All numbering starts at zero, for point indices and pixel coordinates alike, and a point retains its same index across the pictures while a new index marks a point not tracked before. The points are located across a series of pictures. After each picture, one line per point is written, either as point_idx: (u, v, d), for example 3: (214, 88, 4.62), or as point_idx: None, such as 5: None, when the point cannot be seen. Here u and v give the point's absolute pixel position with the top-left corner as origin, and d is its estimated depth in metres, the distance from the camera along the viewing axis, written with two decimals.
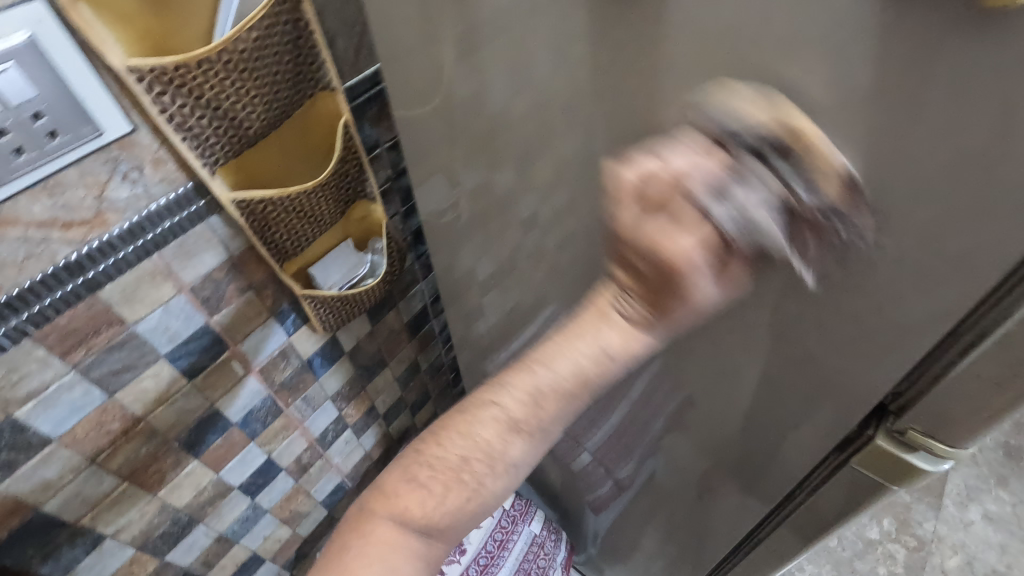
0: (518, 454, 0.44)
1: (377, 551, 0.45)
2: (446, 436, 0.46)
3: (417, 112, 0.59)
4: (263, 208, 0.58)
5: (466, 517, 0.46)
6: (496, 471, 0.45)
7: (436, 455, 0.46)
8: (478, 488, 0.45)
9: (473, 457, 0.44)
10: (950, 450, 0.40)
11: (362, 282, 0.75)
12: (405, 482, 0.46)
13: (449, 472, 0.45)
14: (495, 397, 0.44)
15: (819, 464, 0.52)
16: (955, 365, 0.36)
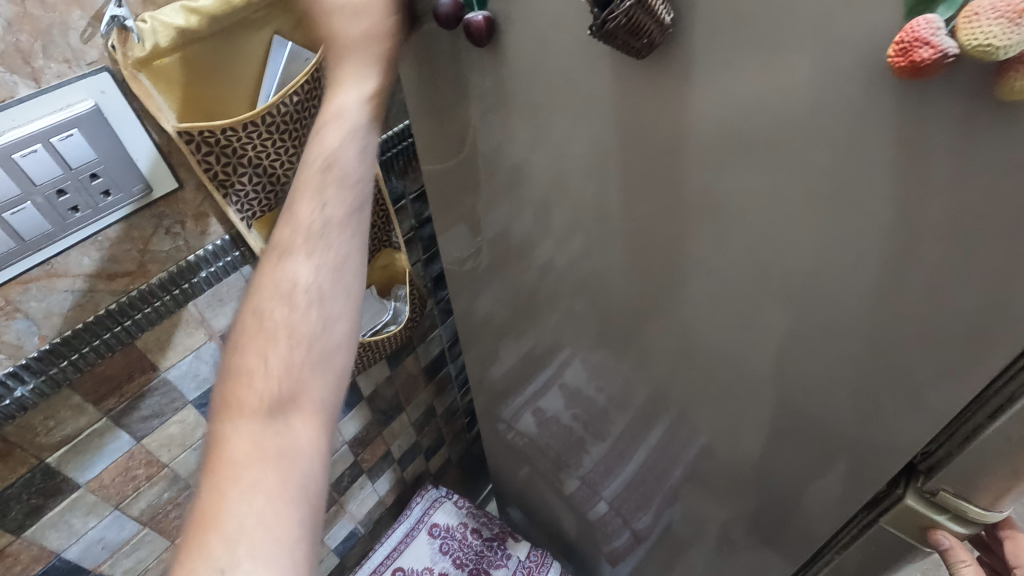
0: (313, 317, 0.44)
1: (240, 461, 0.41)
2: (250, 334, 0.44)
3: (444, 168, 0.61)
4: None
5: (315, 388, 0.44)
6: (318, 304, 0.45)
7: (258, 348, 0.44)
8: (315, 354, 0.44)
9: (274, 340, 0.44)
10: (985, 514, 0.39)
11: (384, 328, 0.76)
12: (235, 384, 0.43)
13: (256, 345, 0.44)
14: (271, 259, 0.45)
15: (848, 522, 0.51)
16: (985, 428, 0.36)
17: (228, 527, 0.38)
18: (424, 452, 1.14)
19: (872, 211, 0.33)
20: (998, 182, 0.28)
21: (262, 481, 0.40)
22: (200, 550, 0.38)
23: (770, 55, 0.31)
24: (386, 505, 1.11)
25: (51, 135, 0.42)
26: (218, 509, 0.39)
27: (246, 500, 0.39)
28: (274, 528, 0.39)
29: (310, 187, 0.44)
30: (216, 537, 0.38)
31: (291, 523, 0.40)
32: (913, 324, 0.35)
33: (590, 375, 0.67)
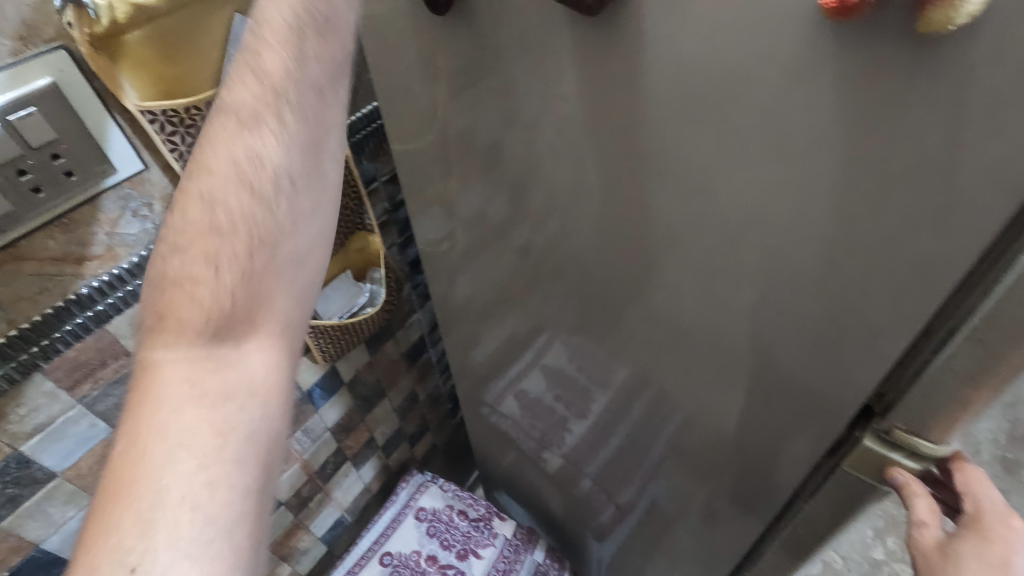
0: (271, 215, 0.44)
1: (167, 403, 0.38)
2: (188, 231, 0.42)
3: (414, 146, 0.62)
4: None
5: (267, 302, 0.44)
6: (280, 193, 0.44)
7: (198, 249, 0.42)
8: (270, 258, 0.44)
9: (226, 222, 0.42)
10: (934, 449, 0.41)
11: (361, 310, 0.76)
12: (171, 289, 0.41)
13: (206, 241, 0.42)
14: (213, 145, 0.42)
15: (814, 471, 0.53)
16: (932, 362, 0.38)
17: (144, 508, 0.34)
18: (408, 438, 1.15)
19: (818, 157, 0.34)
20: (930, 123, 0.30)
21: (194, 442, 0.37)
22: (109, 522, 0.34)
23: (716, 10, 0.33)
24: (373, 492, 1.11)
25: (9, 114, 0.42)
26: (136, 471, 0.35)
27: (174, 418, 0.37)
28: (207, 497, 0.36)
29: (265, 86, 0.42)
30: (134, 501, 0.34)
31: (221, 501, 0.36)
32: (858, 272, 0.37)
33: (567, 354, 0.68)
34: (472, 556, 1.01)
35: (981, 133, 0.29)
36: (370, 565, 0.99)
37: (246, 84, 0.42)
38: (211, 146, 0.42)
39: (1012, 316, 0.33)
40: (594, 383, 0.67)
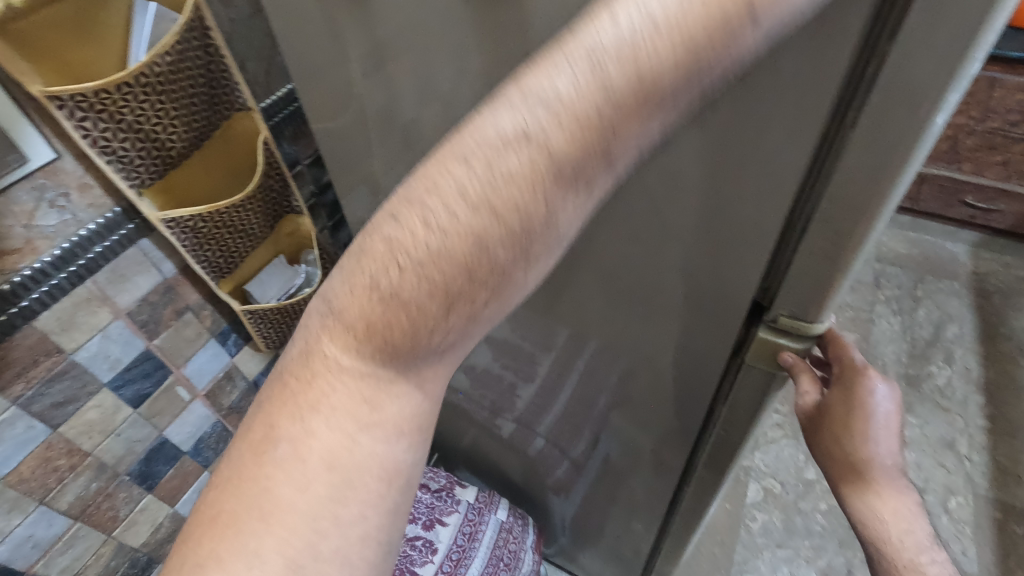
0: (540, 238, 0.32)
1: (334, 421, 0.35)
2: (406, 233, 0.32)
3: (338, 123, 0.66)
4: (193, 224, 0.61)
5: (461, 343, 0.35)
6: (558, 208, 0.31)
7: (388, 265, 0.32)
8: (472, 301, 0.32)
9: (463, 259, 0.31)
10: (811, 327, 0.48)
11: (299, 291, 0.78)
12: (359, 291, 0.33)
13: (430, 268, 0.32)
14: (490, 138, 0.30)
15: (725, 376, 0.60)
16: (796, 250, 0.44)
17: (298, 552, 0.32)
18: None
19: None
20: None
21: (356, 484, 0.34)
22: (232, 537, 0.32)
23: None
24: None
25: None
26: (281, 499, 0.33)
27: (338, 425, 0.35)
28: (358, 550, 0.33)
29: (686, 50, 0.28)
30: (273, 529, 0.32)
31: (349, 552, 0.33)
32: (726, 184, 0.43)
33: (508, 326, 0.72)
34: (438, 525, 1.02)
35: (798, 44, 0.34)
36: None
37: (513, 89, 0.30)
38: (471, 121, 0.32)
39: (847, 200, 0.39)
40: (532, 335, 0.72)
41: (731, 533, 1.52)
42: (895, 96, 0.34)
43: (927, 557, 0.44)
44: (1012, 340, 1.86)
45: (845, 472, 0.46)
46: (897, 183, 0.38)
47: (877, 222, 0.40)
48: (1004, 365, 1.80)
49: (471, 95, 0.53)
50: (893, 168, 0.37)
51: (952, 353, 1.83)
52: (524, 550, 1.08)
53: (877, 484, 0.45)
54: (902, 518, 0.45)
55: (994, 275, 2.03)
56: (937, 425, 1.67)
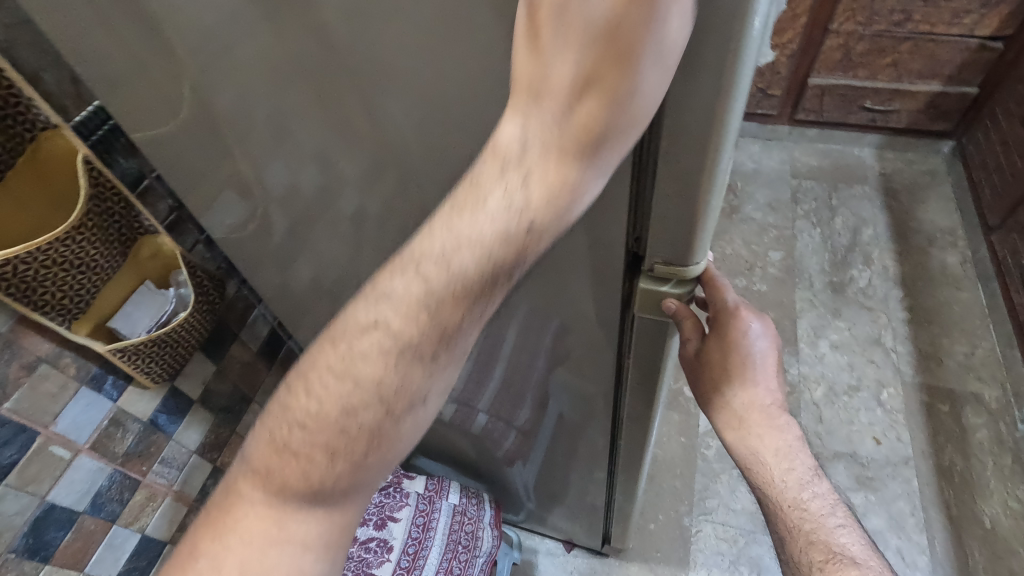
0: (414, 391, 0.36)
1: (249, 541, 0.40)
2: (309, 371, 0.38)
3: (167, 129, 0.59)
4: (13, 270, 0.53)
5: (361, 487, 0.40)
6: (426, 382, 0.36)
7: (299, 400, 0.38)
8: (361, 446, 0.37)
9: (352, 406, 0.36)
10: (688, 271, 0.47)
11: (174, 317, 0.72)
12: (277, 423, 0.39)
13: (324, 420, 0.37)
14: (356, 349, 0.36)
15: (623, 331, 0.59)
16: (652, 194, 0.42)
17: None
18: None
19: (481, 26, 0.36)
20: None
21: None
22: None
23: None
24: None
25: None
26: None
27: (247, 542, 0.40)
28: None
29: (409, 348, 0.35)
30: None
31: None
32: None
33: None
34: (391, 522, 0.98)
35: None
36: None
37: (466, 212, 0.33)
38: (358, 298, 0.37)
39: (684, 136, 0.37)
40: None
41: (689, 465, 1.56)
42: (703, 15, 0.31)
43: (808, 493, 0.45)
44: (922, 233, 1.95)
45: (728, 418, 0.46)
46: (729, 111, 0.35)
47: (721, 154, 0.37)
48: (917, 258, 1.90)
49: (290, 77, 0.47)
50: (720, 96, 0.34)
51: (870, 254, 1.91)
52: (483, 527, 1.07)
53: (756, 426, 0.45)
54: (783, 455, 0.45)
55: (899, 173, 2.12)
56: (864, 325, 1.76)
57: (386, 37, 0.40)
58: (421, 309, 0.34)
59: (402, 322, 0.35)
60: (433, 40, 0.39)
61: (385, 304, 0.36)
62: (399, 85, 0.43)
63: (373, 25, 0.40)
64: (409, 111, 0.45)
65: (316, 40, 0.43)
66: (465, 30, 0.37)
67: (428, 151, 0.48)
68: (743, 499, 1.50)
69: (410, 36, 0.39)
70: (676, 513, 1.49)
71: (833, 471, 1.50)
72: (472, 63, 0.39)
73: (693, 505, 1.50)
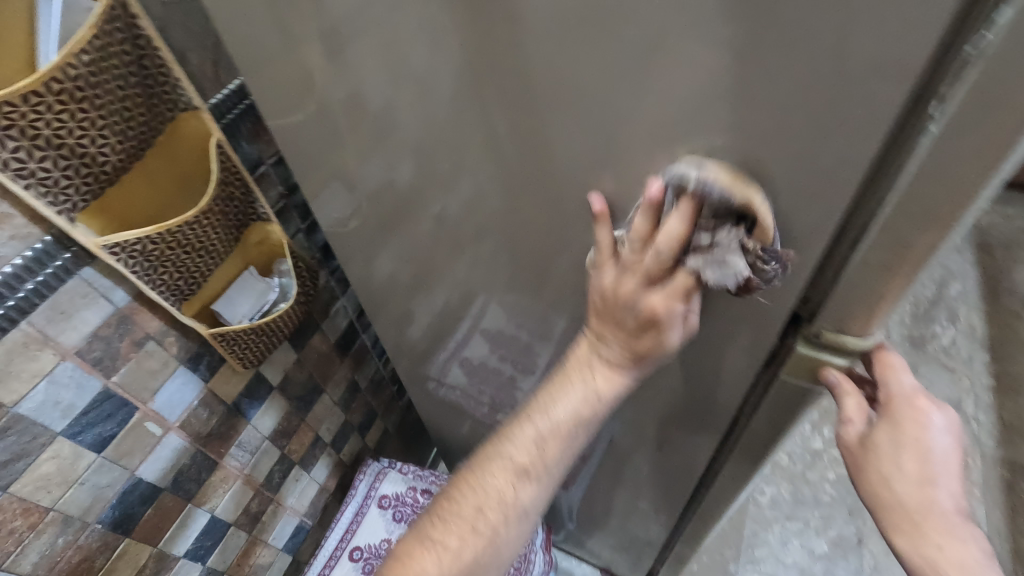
0: (527, 499, 0.53)
1: None
2: (458, 493, 0.54)
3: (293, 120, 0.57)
4: (142, 248, 0.53)
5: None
6: (520, 517, 0.54)
7: (452, 506, 0.53)
8: (494, 531, 0.53)
9: (486, 504, 0.52)
10: (858, 343, 0.42)
11: (274, 307, 0.71)
12: (418, 546, 0.52)
13: (461, 526, 0.52)
14: (487, 471, 0.53)
15: (753, 388, 0.54)
16: (850, 261, 0.37)
17: None
18: (357, 429, 1.10)
19: (709, 57, 0.32)
20: (814, 16, 0.28)
21: None
22: None
23: None
24: (330, 491, 1.07)
25: None
26: None
27: None
28: None
29: (533, 467, 0.53)
30: None
31: None
32: (766, 186, 0.35)
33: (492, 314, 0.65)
34: None
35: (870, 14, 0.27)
36: (340, 563, 0.98)
37: (535, 428, 0.53)
38: (500, 436, 0.55)
39: (919, 204, 0.32)
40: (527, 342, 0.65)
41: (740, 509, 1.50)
42: (998, 76, 0.26)
43: None
44: (1015, 295, 1.82)
45: (899, 520, 0.41)
46: (990, 182, 0.30)
47: (956, 228, 0.33)
48: (1007, 321, 1.77)
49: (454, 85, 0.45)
50: (985, 167, 0.30)
51: (956, 312, 1.80)
52: (535, 551, 1.04)
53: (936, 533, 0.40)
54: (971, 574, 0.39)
55: (995, 229, 1.98)
56: (942, 385, 1.65)
57: (580, 57, 0.36)
58: (534, 465, 0.53)
59: (530, 445, 0.53)
60: (637, 67, 0.34)
61: (510, 449, 0.53)
62: (576, 110, 0.38)
63: (567, 42, 0.35)
64: (576, 139, 0.40)
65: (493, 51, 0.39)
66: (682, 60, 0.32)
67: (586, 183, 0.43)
68: (795, 553, 1.42)
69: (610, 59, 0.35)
70: (722, 557, 1.42)
71: None
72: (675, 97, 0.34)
73: (740, 551, 1.43)
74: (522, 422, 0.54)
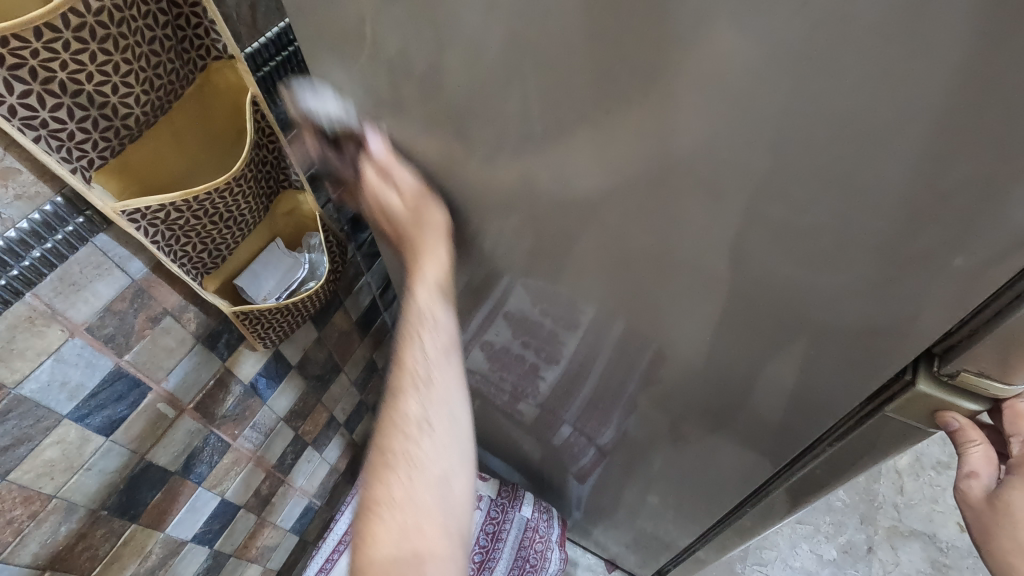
0: (440, 379, 0.52)
1: None
2: (383, 429, 0.51)
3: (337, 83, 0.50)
4: (165, 215, 0.47)
5: (417, 483, 0.50)
6: (430, 417, 0.51)
7: (384, 459, 0.50)
8: (416, 447, 0.50)
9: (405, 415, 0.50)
10: (1000, 390, 0.36)
11: (302, 286, 0.64)
12: (380, 481, 0.49)
13: (396, 445, 0.50)
14: (401, 390, 0.51)
15: (842, 419, 0.48)
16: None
17: None
18: (371, 409, 1.05)
19: (943, 47, 0.24)
20: None
21: None
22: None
23: None
24: (340, 471, 1.03)
25: None
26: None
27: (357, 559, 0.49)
28: None
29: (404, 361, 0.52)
30: None
31: None
32: (949, 208, 0.29)
33: (538, 310, 0.59)
34: None
35: None
36: (349, 549, 0.95)
37: (418, 400, 0.51)
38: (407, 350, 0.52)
39: None
40: (578, 343, 0.59)
41: None
42: None
43: None
44: None
45: None
46: None
47: None
48: None
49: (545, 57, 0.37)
50: None
51: None
52: (551, 548, 1.01)
53: None
54: None
55: None
56: None
57: (756, 38, 0.27)
58: (423, 351, 0.52)
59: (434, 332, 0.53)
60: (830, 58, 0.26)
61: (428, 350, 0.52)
62: (726, 106, 0.30)
63: (739, 14, 0.27)
64: (713, 141, 0.32)
65: (633, 16, 0.29)
66: (904, 51, 0.24)
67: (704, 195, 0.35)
68: (804, 557, 1.39)
69: (797, 43, 0.26)
70: (728, 558, 1.40)
71: (905, 549, 1.38)
72: (870, 97, 0.26)
73: (748, 553, 1.41)
74: (401, 369, 0.52)
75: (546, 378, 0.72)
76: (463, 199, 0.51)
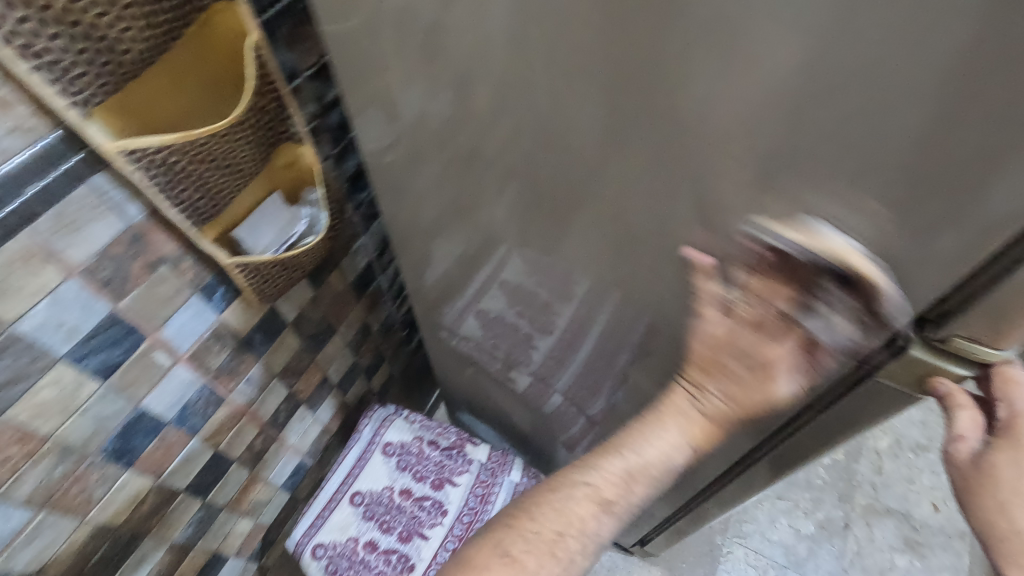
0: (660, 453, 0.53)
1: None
2: (587, 462, 0.56)
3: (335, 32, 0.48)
4: (163, 157, 0.46)
5: (633, 446, 0.54)
6: (661, 470, 0.54)
7: (578, 482, 0.55)
8: (634, 467, 0.54)
9: (595, 496, 0.54)
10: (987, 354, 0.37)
11: (301, 241, 0.64)
12: (547, 511, 0.55)
13: (606, 483, 0.54)
14: (586, 478, 0.55)
15: (830, 388, 0.48)
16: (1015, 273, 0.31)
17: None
18: (364, 371, 1.06)
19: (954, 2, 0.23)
20: None
21: None
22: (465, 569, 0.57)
23: None
24: (332, 432, 1.04)
25: None
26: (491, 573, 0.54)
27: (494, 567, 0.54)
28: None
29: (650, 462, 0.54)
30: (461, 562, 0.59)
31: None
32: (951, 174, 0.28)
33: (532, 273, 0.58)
34: (448, 485, 0.98)
35: None
36: (339, 507, 0.96)
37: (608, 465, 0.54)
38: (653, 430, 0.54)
39: None
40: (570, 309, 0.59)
41: None
42: None
43: None
44: None
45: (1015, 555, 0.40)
46: None
47: None
48: None
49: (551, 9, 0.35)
50: None
51: None
52: None
53: None
54: None
55: None
56: None
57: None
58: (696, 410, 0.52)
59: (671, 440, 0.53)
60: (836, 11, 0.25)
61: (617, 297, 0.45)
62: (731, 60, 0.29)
63: None
64: (715, 98, 0.31)
65: None
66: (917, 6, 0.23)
67: (712, 162, 0.34)
68: (782, 531, 1.43)
69: (823, 9, 0.25)
70: (709, 531, 1.43)
71: (881, 526, 1.43)
72: (874, 54, 0.26)
73: (729, 525, 1.44)
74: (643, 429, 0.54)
75: (539, 346, 0.72)
76: (463, 154, 0.50)
